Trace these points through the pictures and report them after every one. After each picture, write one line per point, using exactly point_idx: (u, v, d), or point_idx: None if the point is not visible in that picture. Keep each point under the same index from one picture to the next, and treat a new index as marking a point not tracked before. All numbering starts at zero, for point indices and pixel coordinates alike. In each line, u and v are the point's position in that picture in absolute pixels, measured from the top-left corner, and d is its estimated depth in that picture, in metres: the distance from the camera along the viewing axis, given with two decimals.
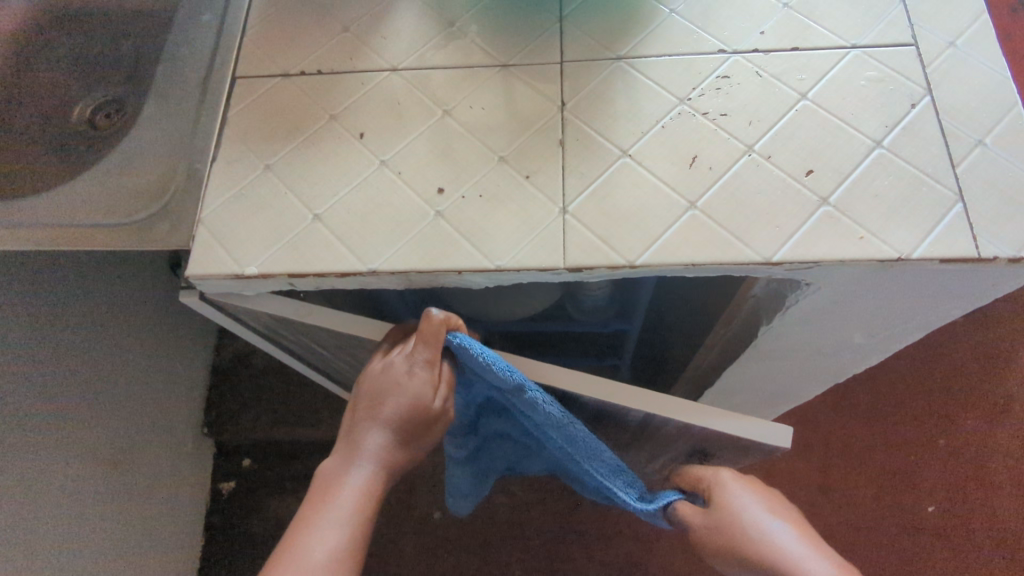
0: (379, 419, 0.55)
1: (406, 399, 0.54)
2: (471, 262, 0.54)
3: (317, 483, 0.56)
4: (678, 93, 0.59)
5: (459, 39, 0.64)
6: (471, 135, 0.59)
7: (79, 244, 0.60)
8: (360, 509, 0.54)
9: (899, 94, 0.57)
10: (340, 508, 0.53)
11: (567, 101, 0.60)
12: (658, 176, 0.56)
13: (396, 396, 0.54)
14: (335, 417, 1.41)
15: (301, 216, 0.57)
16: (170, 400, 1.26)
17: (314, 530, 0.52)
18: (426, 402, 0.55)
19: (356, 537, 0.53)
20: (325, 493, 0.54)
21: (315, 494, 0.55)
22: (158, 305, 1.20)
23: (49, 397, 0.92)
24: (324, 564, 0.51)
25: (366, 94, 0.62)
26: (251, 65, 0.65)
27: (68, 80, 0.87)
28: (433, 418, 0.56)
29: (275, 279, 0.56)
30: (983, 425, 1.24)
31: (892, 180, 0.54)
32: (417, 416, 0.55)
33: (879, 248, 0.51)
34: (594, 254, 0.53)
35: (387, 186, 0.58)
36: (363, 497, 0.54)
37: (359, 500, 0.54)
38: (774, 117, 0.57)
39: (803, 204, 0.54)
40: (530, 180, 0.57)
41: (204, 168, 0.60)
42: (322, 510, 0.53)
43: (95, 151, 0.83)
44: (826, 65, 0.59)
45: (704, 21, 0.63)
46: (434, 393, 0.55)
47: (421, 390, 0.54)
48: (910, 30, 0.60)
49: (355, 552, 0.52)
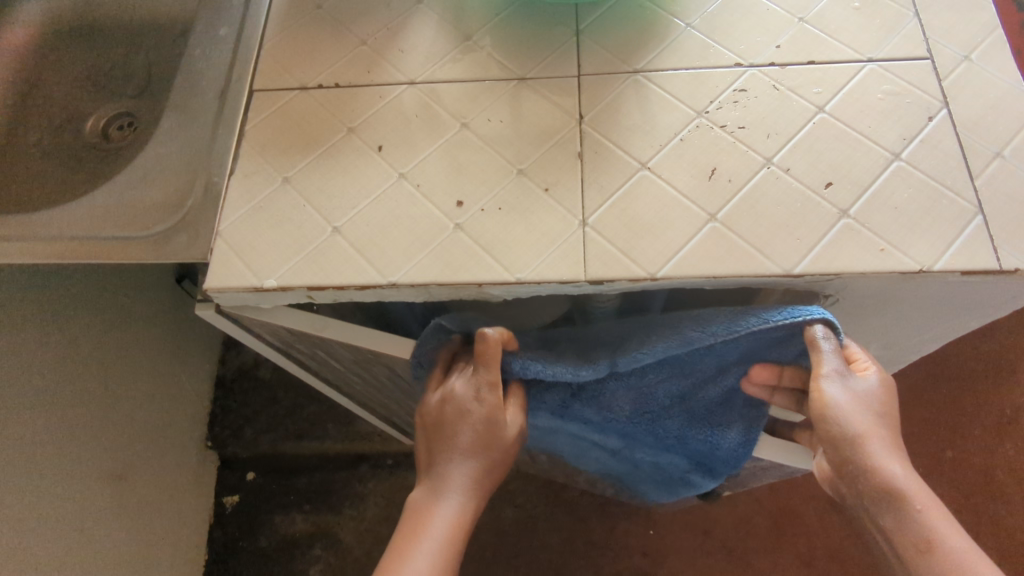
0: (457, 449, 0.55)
1: (478, 425, 0.54)
2: (491, 275, 0.54)
3: (404, 518, 0.55)
4: (696, 106, 0.60)
5: (475, 52, 0.65)
6: (490, 148, 0.59)
7: (97, 257, 0.60)
8: (451, 538, 0.53)
9: (916, 107, 0.58)
10: (432, 538, 0.53)
11: (585, 114, 0.60)
12: (677, 188, 0.56)
13: (467, 424, 0.55)
14: (340, 431, 1.41)
15: (319, 229, 0.57)
16: (175, 413, 1.25)
17: (406, 561, 0.52)
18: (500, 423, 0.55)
19: (450, 567, 0.53)
20: (415, 527, 0.54)
21: (404, 528, 0.54)
22: (163, 317, 1.19)
23: (54, 412, 0.91)
24: None
25: (384, 106, 0.62)
26: (268, 78, 0.65)
27: (80, 93, 0.87)
28: (509, 443, 0.56)
29: (293, 291, 0.55)
30: (991, 436, 1.24)
31: (911, 192, 0.54)
32: (485, 435, 0.54)
33: (901, 260, 0.51)
34: (615, 266, 0.53)
35: (406, 199, 0.58)
36: (452, 527, 0.54)
37: (450, 529, 0.53)
38: (792, 130, 0.57)
39: (823, 217, 0.54)
40: (549, 193, 0.57)
41: (221, 181, 0.60)
42: (415, 543, 0.53)
43: (106, 162, 0.83)
44: (843, 78, 0.60)
45: (720, 35, 0.63)
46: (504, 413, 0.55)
47: (493, 415, 0.54)
48: (926, 44, 0.61)
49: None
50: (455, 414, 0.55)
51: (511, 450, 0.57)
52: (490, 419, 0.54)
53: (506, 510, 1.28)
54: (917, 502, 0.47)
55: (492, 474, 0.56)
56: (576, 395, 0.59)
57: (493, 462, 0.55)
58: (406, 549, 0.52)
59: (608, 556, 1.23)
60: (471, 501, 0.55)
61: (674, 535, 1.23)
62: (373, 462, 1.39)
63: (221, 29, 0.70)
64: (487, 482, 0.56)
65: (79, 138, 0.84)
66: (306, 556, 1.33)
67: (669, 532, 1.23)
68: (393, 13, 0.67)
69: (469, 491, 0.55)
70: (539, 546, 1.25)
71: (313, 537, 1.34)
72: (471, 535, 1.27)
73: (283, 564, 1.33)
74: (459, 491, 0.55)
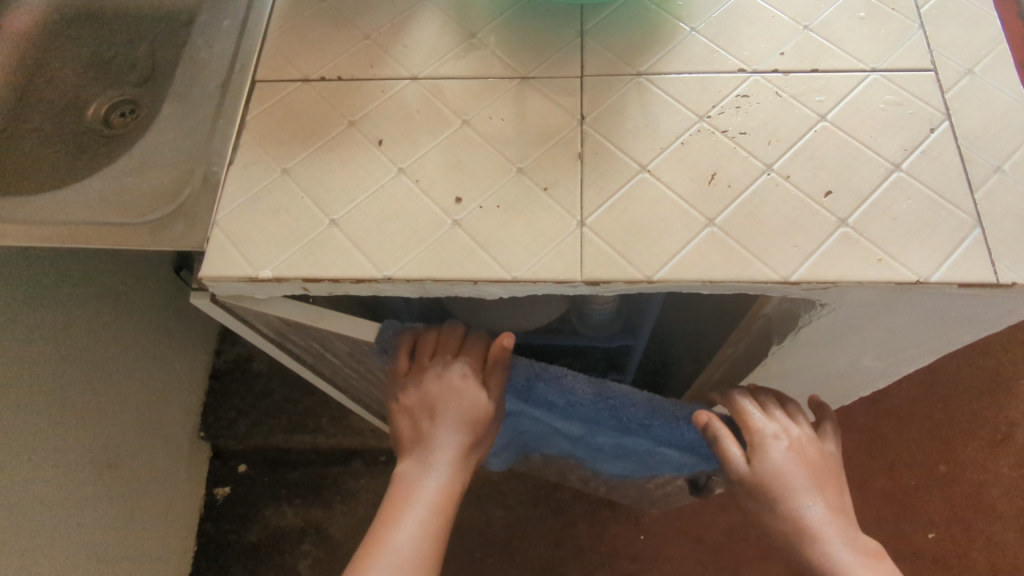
0: (444, 422, 0.58)
1: (464, 401, 0.57)
2: (487, 272, 0.54)
3: (393, 487, 0.58)
4: (698, 110, 0.60)
5: (479, 49, 0.65)
6: (490, 145, 0.59)
7: (91, 242, 0.59)
8: (438, 506, 0.55)
9: (918, 118, 0.57)
10: (419, 505, 0.55)
11: (586, 115, 0.60)
12: (676, 192, 0.56)
13: (453, 400, 0.58)
14: (335, 426, 1.40)
15: (317, 221, 0.57)
16: (168, 404, 1.25)
17: (395, 526, 0.54)
18: (481, 397, 0.58)
19: (436, 533, 0.55)
20: (403, 496, 0.56)
21: (393, 496, 0.57)
22: (160, 306, 1.19)
23: (49, 396, 0.91)
24: (412, 557, 0.52)
25: (386, 101, 0.62)
26: (271, 69, 0.65)
27: (84, 81, 0.87)
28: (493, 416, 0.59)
29: (289, 283, 0.55)
30: (985, 451, 1.23)
31: (910, 203, 0.54)
32: (469, 412, 0.57)
33: (897, 270, 0.51)
34: (611, 268, 0.53)
35: (405, 194, 0.57)
36: (439, 494, 0.56)
37: (437, 496, 0.56)
38: (794, 137, 0.57)
39: (822, 224, 0.54)
40: (548, 192, 0.57)
41: (221, 170, 0.60)
42: (403, 509, 0.55)
43: (108, 150, 0.82)
44: (845, 87, 0.60)
45: (725, 41, 0.63)
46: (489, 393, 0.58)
47: (478, 391, 0.58)
48: (930, 55, 0.61)
49: (438, 544, 0.54)
50: (439, 394, 0.58)
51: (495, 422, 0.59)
52: (474, 398, 0.58)
53: (497, 510, 1.28)
54: (828, 540, 0.53)
55: (478, 443, 0.59)
56: (539, 377, 0.59)
57: (475, 433, 0.58)
58: (395, 514, 0.55)
59: (598, 559, 1.23)
60: (457, 469, 0.57)
61: (663, 542, 1.23)
62: (366, 458, 1.39)
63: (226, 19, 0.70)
64: (473, 453, 0.59)
65: (82, 126, 0.84)
66: (296, 550, 1.33)
67: (659, 538, 1.23)
68: (398, 9, 0.67)
69: (455, 460, 0.57)
70: (529, 547, 1.25)
71: (303, 532, 1.34)
72: (461, 533, 1.27)
73: (271, 557, 1.33)
74: (445, 460, 0.57)
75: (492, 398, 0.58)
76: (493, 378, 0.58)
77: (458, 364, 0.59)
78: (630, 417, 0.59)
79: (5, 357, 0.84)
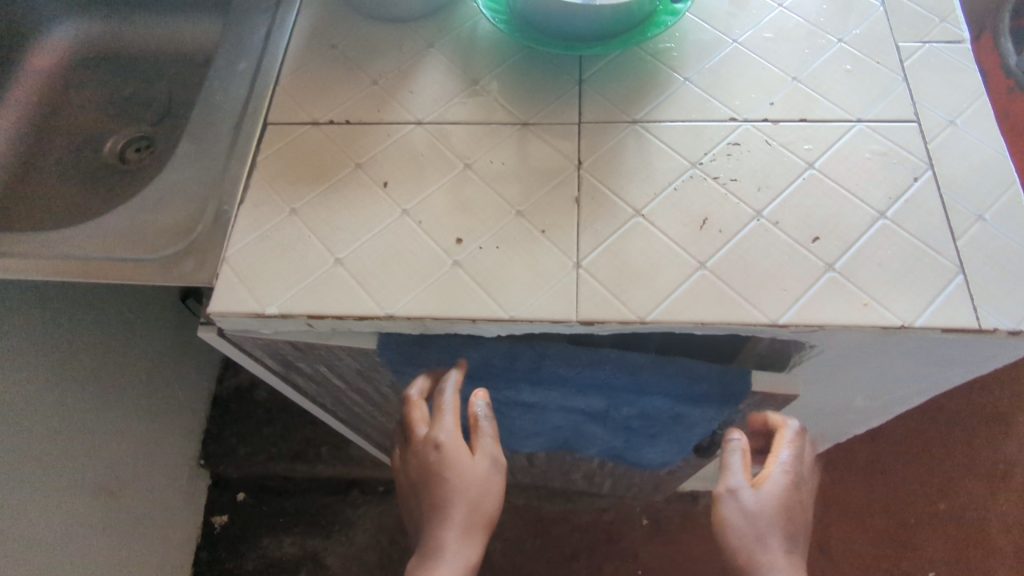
0: (436, 498, 0.57)
1: (446, 470, 0.57)
2: (486, 311, 0.55)
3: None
4: (690, 157, 0.62)
5: (481, 96, 0.67)
6: (490, 188, 0.62)
7: (108, 276, 0.62)
8: None
9: (902, 167, 0.60)
10: None
11: (583, 160, 0.63)
12: (669, 235, 0.58)
13: (437, 471, 0.57)
14: (334, 455, 1.41)
15: (323, 260, 0.59)
16: (169, 432, 1.26)
17: None
18: (481, 462, 0.59)
19: None
20: None
21: None
22: (163, 335, 1.21)
23: (51, 425, 0.92)
24: None
25: (392, 144, 0.65)
26: (282, 112, 0.68)
27: (102, 118, 0.91)
28: (496, 481, 0.59)
29: (294, 319, 0.57)
30: (983, 488, 1.23)
31: (894, 250, 0.56)
32: (456, 480, 0.57)
33: (882, 314, 0.53)
34: (605, 309, 0.55)
35: (408, 234, 0.60)
36: None
37: None
38: (782, 185, 0.60)
39: (809, 269, 0.55)
40: (545, 235, 0.59)
41: (231, 209, 0.62)
42: None
43: (121, 185, 0.85)
44: (831, 137, 0.62)
45: (717, 91, 0.66)
46: (468, 457, 0.58)
47: (456, 455, 0.57)
48: (913, 107, 0.63)
49: None
50: (427, 467, 0.58)
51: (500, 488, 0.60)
52: (456, 462, 0.57)
53: (495, 543, 1.27)
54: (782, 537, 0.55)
55: (489, 514, 0.58)
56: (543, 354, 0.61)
57: (484, 503, 0.58)
58: None
59: None
60: (472, 542, 0.57)
61: None
62: (364, 488, 1.39)
63: (240, 60, 0.73)
64: (477, 527, 0.57)
65: (97, 160, 0.87)
66: None
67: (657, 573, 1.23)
68: (405, 56, 0.70)
69: (468, 531, 0.57)
70: None
71: (300, 563, 1.34)
72: None
73: None
74: (459, 536, 0.56)
75: (493, 463, 0.59)
76: (485, 440, 0.59)
77: (433, 429, 0.59)
78: (638, 366, 0.61)
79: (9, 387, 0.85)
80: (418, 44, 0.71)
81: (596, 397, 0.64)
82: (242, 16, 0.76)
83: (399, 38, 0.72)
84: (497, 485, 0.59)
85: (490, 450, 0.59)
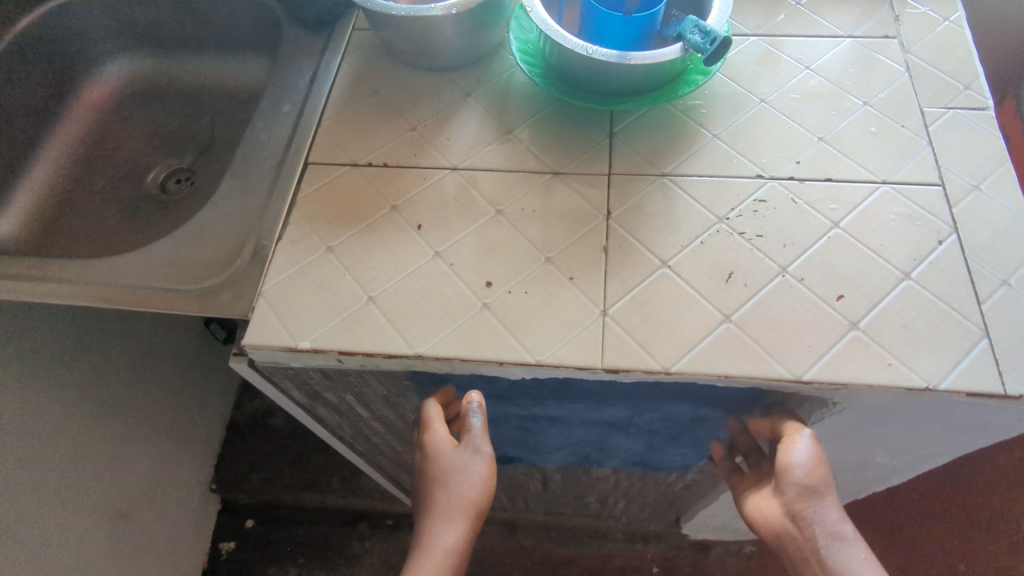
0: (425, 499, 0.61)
1: (430, 470, 0.61)
2: (513, 355, 0.57)
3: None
4: (717, 212, 0.64)
5: (515, 144, 0.70)
6: (521, 234, 0.64)
7: (146, 306, 0.64)
8: None
9: (927, 230, 0.61)
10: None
11: (612, 211, 0.64)
12: (695, 287, 0.59)
13: (425, 472, 0.62)
14: (345, 486, 1.41)
15: (356, 297, 0.61)
16: (184, 457, 1.27)
17: None
18: (463, 456, 0.60)
19: None
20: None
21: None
22: (183, 360, 1.23)
23: (72, 446, 0.94)
24: None
25: (427, 188, 0.67)
26: (323, 153, 0.70)
27: (147, 150, 0.95)
28: (479, 475, 0.59)
29: (325, 354, 0.59)
30: (1006, 551, 1.20)
31: (919, 312, 0.56)
32: (433, 479, 0.60)
33: (907, 375, 0.53)
34: (631, 358, 0.56)
35: (439, 276, 0.61)
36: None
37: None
38: (807, 242, 0.61)
39: (833, 327, 0.56)
40: (573, 282, 0.60)
41: (270, 244, 0.64)
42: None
43: (161, 215, 0.88)
44: (857, 197, 0.63)
45: (745, 148, 0.68)
46: (444, 455, 0.61)
47: (435, 455, 0.61)
48: (938, 171, 0.65)
49: None
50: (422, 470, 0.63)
51: (487, 483, 0.59)
52: (436, 461, 0.61)
53: None
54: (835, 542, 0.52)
55: (471, 506, 0.58)
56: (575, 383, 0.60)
57: (462, 493, 0.59)
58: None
59: None
60: (451, 529, 0.58)
61: None
62: (373, 521, 1.39)
63: (285, 103, 0.76)
64: (453, 524, 0.58)
65: (139, 192, 0.90)
66: None
67: None
68: (443, 104, 0.74)
69: (448, 518, 0.58)
70: None
71: None
72: None
73: None
74: (439, 521, 0.58)
75: (477, 456, 0.60)
76: (472, 436, 0.60)
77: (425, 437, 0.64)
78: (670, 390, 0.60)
79: (32, 407, 0.87)
80: (455, 93, 0.74)
81: (622, 407, 0.65)
82: (288, 61, 0.80)
83: (438, 87, 0.75)
84: (479, 478, 0.59)
85: (476, 445, 0.60)
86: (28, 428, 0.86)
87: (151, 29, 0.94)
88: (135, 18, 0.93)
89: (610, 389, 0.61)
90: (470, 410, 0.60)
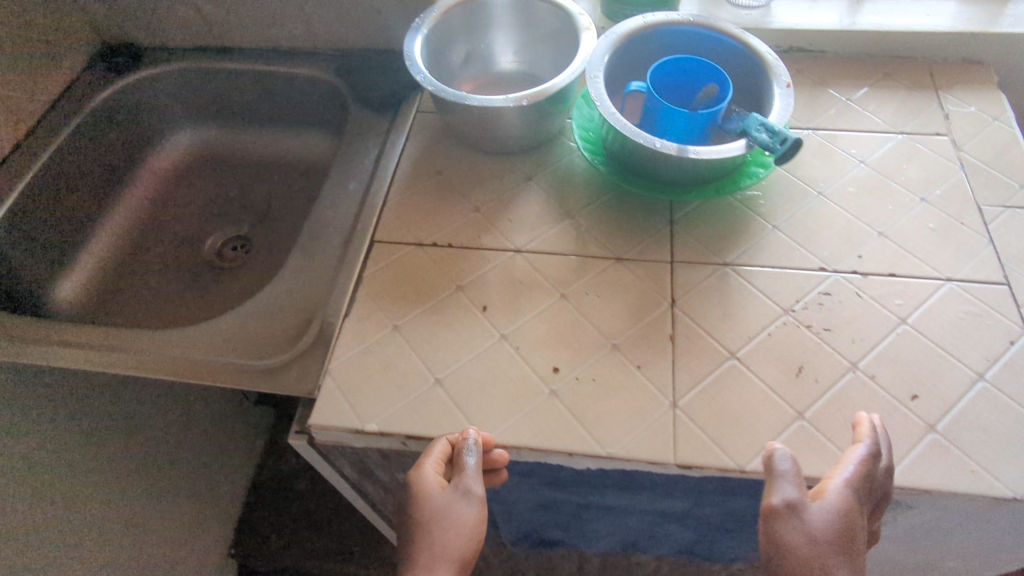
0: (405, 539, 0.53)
1: (414, 506, 0.53)
2: (583, 446, 0.56)
3: None
4: (782, 303, 0.64)
5: (576, 228, 0.71)
6: (587, 320, 0.64)
7: (209, 380, 0.64)
8: None
9: (997, 330, 0.61)
10: None
11: (677, 298, 0.65)
12: (765, 381, 0.59)
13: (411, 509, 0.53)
14: (366, 556, 1.37)
15: (423, 379, 0.61)
16: (206, 522, 1.24)
17: None
18: (457, 497, 0.52)
19: None
20: None
21: None
22: (213, 421, 1.23)
23: (102, 511, 0.92)
24: None
25: (491, 269, 0.68)
26: (389, 232, 0.72)
27: (206, 216, 0.97)
28: (472, 520, 0.51)
29: (391, 437, 0.58)
30: None
31: (998, 416, 0.56)
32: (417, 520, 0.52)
33: (991, 484, 0.52)
34: (704, 453, 0.55)
35: (506, 360, 0.61)
36: None
37: None
38: (876, 338, 0.61)
39: (910, 428, 0.55)
40: (641, 371, 0.60)
41: (336, 322, 0.65)
42: None
43: (215, 283, 0.89)
44: (922, 293, 0.64)
45: (806, 239, 0.68)
46: (435, 490, 0.52)
47: (424, 492, 0.52)
48: (1002, 270, 0.65)
49: None
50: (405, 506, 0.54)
51: (479, 529, 0.52)
52: (423, 498, 0.52)
53: None
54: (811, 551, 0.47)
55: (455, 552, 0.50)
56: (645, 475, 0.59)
57: (448, 540, 0.50)
58: None
59: None
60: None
61: None
62: None
63: (351, 180, 0.78)
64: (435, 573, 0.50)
65: (195, 258, 0.92)
66: None
67: None
68: (505, 186, 0.75)
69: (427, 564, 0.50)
70: None
71: None
72: None
73: None
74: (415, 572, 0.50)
75: (467, 499, 0.52)
76: (464, 474, 0.52)
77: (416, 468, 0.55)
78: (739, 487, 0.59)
79: (64, 470, 0.86)
80: (517, 176, 0.76)
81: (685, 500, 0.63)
82: (353, 141, 0.83)
83: (500, 170, 0.77)
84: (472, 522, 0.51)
85: (472, 485, 0.52)
86: (57, 493, 0.85)
87: (219, 104, 0.98)
88: (206, 93, 0.97)
89: (679, 482, 0.60)
90: (467, 446, 0.53)
